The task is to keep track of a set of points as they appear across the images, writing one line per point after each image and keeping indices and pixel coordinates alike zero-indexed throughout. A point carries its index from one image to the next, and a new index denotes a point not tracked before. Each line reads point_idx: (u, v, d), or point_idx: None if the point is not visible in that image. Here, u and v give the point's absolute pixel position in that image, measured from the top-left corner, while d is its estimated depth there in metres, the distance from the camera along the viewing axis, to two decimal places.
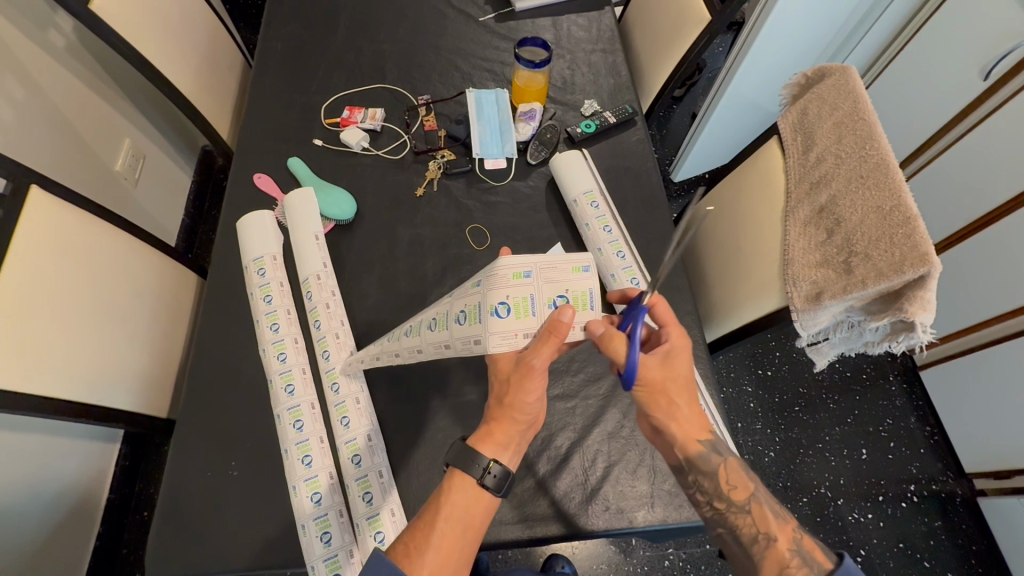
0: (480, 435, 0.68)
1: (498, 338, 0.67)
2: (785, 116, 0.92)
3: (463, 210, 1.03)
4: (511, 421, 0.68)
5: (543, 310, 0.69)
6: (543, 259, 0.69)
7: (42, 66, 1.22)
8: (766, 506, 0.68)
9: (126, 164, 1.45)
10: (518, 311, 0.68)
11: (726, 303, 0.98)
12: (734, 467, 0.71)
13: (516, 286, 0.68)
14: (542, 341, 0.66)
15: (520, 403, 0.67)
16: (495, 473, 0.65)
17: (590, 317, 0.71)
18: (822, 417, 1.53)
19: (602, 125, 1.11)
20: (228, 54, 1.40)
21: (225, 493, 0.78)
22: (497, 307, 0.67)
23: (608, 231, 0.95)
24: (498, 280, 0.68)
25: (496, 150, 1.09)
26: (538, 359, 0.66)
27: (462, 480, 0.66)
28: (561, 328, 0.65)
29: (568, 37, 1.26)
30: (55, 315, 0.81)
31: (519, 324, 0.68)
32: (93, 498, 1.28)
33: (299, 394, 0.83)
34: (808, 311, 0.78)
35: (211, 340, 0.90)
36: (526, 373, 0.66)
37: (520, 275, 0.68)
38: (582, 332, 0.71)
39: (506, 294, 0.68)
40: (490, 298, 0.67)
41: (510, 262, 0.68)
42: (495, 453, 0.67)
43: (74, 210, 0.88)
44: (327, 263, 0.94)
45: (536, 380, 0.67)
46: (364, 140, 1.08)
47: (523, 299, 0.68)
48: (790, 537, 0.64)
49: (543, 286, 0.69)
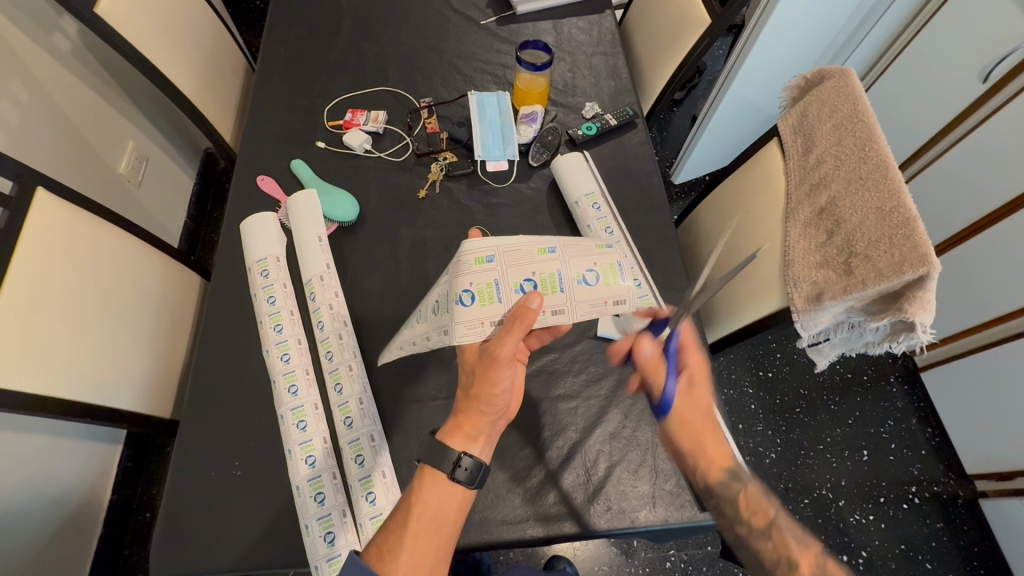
0: (449, 430, 0.68)
1: (463, 328, 0.69)
2: (786, 118, 0.92)
3: (465, 211, 1.04)
4: (479, 413, 0.68)
5: (510, 295, 0.70)
6: (510, 243, 0.71)
7: (47, 69, 1.23)
8: (788, 534, 0.72)
9: (130, 166, 1.46)
10: (546, 287, 0.71)
11: (726, 304, 0.98)
12: (753, 492, 0.76)
13: (480, 272, 0.70)
14: (506, 330, 0.66)
15: (487, 395, 0.67)
16: (466, 466, 0.65)
17: (562, 301, 0.71)
18: (823, 418, 1.53)
19: (603, 127, 1.12)
20: (231, 57, 1.41)
21: (228, 493, 0.78)
22: (523, 284, 0.70)
23: (609, 233, 0.96)
24: (524, 257, 0.71)
25: (497, 152, 1.09)
26: (502, 349, 0.66)
27: (433, 476, 0.66)
28: (526, 315, 0.65)
29: (569, 40, 1.27)
30: (61, 317, 0.82)
31: (484, 313, 0.69)
32: (95, 499, 1.28)
33: (302, 395, 0.84)
34: (808, 312, 0.79)
35: (214, 341, 0.91)
36: (491, 365, 0.66)
37: (545, 251, 0.72)
38: (556, 317, 0.71)
39: (532, 271, 0.71)
40: (513, 276, 0.70)
41: (473, 247, 0.70)
42: (465, 446, 0.67)
43: (79, 213, 0.88)
44: (330, 264, 0.95)
45: (503, 370, 0.66)
46: (366, 143, 1.09)
47: (548, 275, 0.71)
48: (812, 561, 0.68)
49: (507, 270, 0.70)
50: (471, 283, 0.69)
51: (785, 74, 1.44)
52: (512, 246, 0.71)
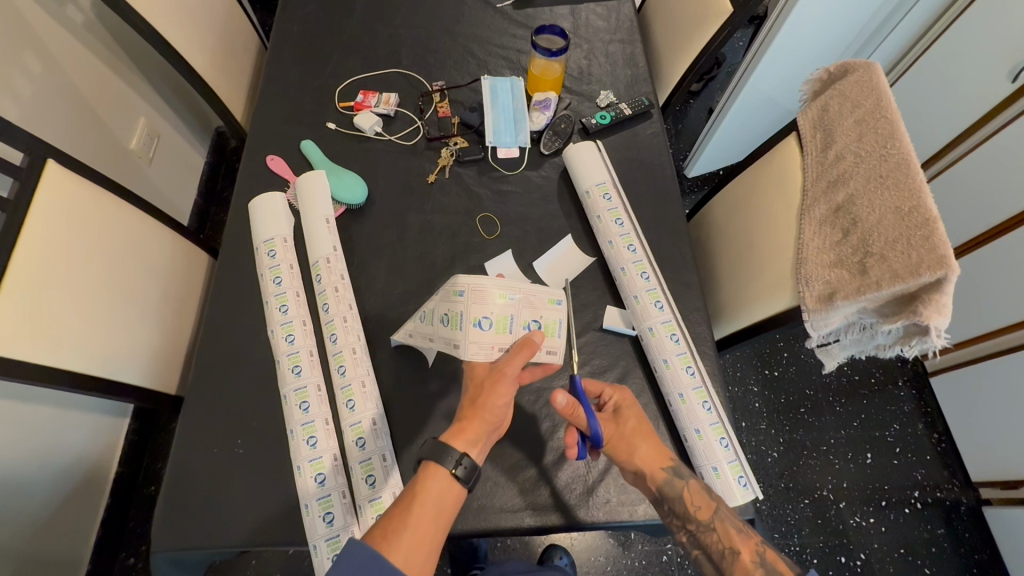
0: (451, 432, 0.67)
1: (475, 347, 0.74)
2: (805, 112, 0.90)
3: (474, 198, 1.03)
4: (481, 420, 0.68)
5: (518, 330, 0.76)
6: (531, 287, 0.77)
7: (61, 43, 1.23)
8: (729, 524, 0.72)
9: (141, 142, 1.46)
10: (547, 329, 0.78)
11: (734, 300, 0.96)
12: (696, 489, 0.74)
13: (499, 305, 0.75)
14: (516, 353, 0.71)
15: (491, 404, 0.69)
16: (465, 466, 0.65)
17: (557, 344, 0.78)
18: (827, 419, 1.53)
19: (617, 117, 1.10)
20: (244, 36, 1.40)
21: (230, 470, 0.79)
22: (529, 323, 0.77)
23: (632, 250, 0.92)
24: (535, 301, 0.77)
25: (509, 139, 1.07)
26: (509, 367, 0.70)
27: (435, 471, 0.65)
28: (534, 346, 0.71)
29: (586, 27, 1.25)
30: (68, 292, 0.82)
31: (497, 339, 0.75)
32: (103, 469, 1.31)
33: (306, 375, 0.83)
34: (820, 311, 0.78)
35: (220, 320, 0.91)
36: (497, 379, 0.69)
37: (553, 301, 0.78)
38: (549, 356, 0.77)
39: (540, 315, 0.77)
40: (524, 315, 0.76)
41: (497, 284, 0.75)
42: (465, 448, 0.67)
43: (88, 187, 0.88)
44: (337, 247, 0.94)
45: (507, 387, 0.69)
46: (377, 125, 1.07)
47: (553, 321, 0.77)
48: (753, 550, 0.69)
49: (522, 310, 0.76)
50: (491, 312, 0.74)
51: (806, 69, 1.41)
52: (531, 289, 0.77)
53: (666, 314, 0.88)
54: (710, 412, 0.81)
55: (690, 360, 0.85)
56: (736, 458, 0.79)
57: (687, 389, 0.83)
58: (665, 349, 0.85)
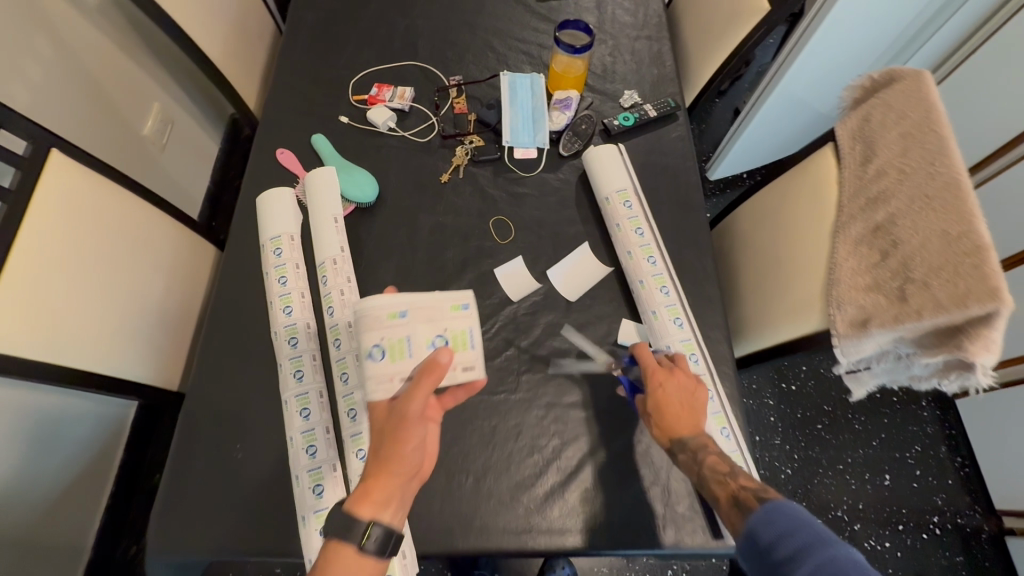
0: (357, 497, 0.60)
1: (372, 384, 0.64)
2: (845, 122, 0.84)
3: (488, 200, 0.99)
4: (388, 476, 0.61)
5: (422, 349, 0.65)
6: (423, 296, 0.66)
7: (74, 25, 1.21)
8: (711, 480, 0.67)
9: (154, 128, 1.44)
10: (458, 342, 0.67)
11: (757, 318, 0.91)
12: (684, 460, 0.70)
13: (389, 327, 0.64)
14: (415, 386, 0.61)
15: (396, 455, 0.61)
16: (374, 537, 0.59)
17: (474, 357, 0.67)
18: (845, 437, 1.47)
19: (641, 119, 1.06)
20: (260, 23, 1.37)
21: (228, 476, 0.77)
22: (433, 340, 0.66)
23: (652, 262, 0.87)
24: (435, 312, 0.66)
25: (527, 139, 1.03)
26: (409, 409, 0.61)
27: (341, 548, 0.59)
28: (437, 369, 0.61)
29: (612, 21, 1.20)
30: (70, 286, 0.80)
31: (395, 369, 0.64)
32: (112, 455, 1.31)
33: (308, 381, 0.81)
34: (852, 338, 0.73)
35: (223, 318, 0.88)
36: (399, 424, 0.61)
37: (459, 306, 0.68)
38: (468, 373, 0.67)
39: (444, 327, 0.67)
40: (425, 332, 0.66)
41: (381, 302, 0.65)
42: (374, 513, 0.60)
43: (93, 177, 0.86)
44: (345, 247, 0.90)
45: (413, 429, 0.61)
46: (390, 120, 1.04)
47: (461, 331, 0.67)
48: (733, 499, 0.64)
49: (420, 325, 0.65)
50: (382, 338, 0.64)
51: (841, 73, 1.34)
52: (425, 300, 0.66)
53: (686, 332, 0.83)
54: (729, 439, 0.78)
55: (710, 383, 0.81)
56: None
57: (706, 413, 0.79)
58: None
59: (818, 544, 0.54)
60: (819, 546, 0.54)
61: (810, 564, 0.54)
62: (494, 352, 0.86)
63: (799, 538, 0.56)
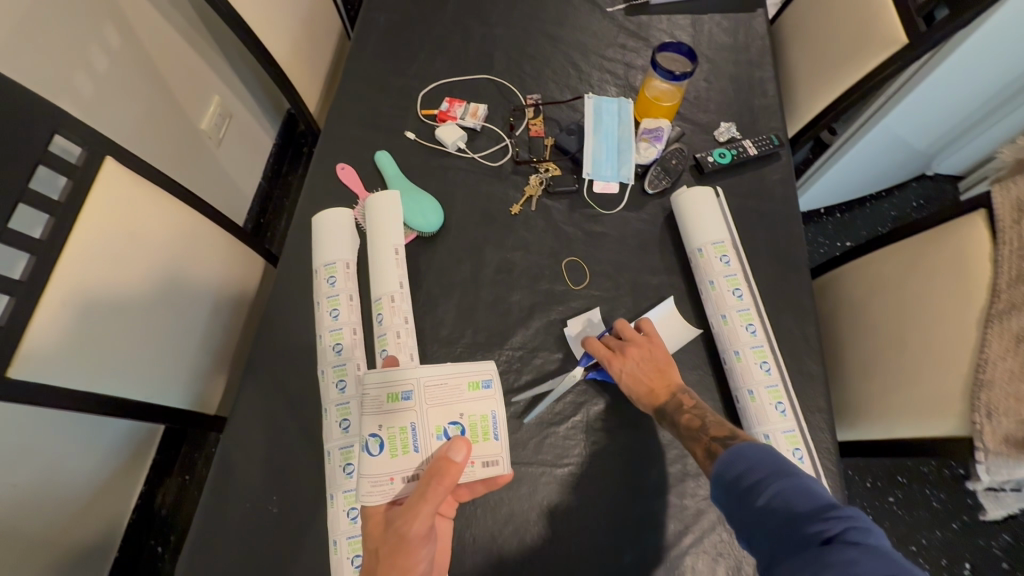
0: None
1: (370, 484, 0.59)
2: (1010, 187, 0.70)
3: (562, 237, 0.89)
4: None
5: (431, 441, 0.61)
6: (433, 376, 0.64)
7: (143, 16, 1.17)
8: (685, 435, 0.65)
9: (212, 122, 1.40)
10: (476, 431, 0.63)
11: (865, 405, 0.79)
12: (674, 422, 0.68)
13: (394, 411, 0.61)
14: (424, 491, 0.54)
15: None
16: None
17: (495, 449, 0.63)
18: (922, 516, 1.32)
19: (739, 156, 0.93)
20: (327, 22, 1.31)
21: (262, 530, 0.70)
22: (448, 427, 0.63)
23: (751, 331, 0.76)
24: (452, 393, 0.64)
25: (610, 172, 0.92)
26: (413, 527, 0.53)
27: None
28: (450, 470, 0.55)
29: (709, 42, 1.08)
30: (115, 307, 0.75)
31: (395, 465, 0.60)
32: (144, 449, 1.29)
33: (353, 433, 0.73)
34: (1004, 457, 0.61)
35: (269, 347, 0.81)
36: (400, 546, 0.54)
37: (478, 385, 0.65)
38: (487, 468, 0.62)
39: (460, 412, 0.63)
40: (437, 418, 0.62)
41: (389, 381, 0.62)
42: None
43: (146, 187, 0.80)
44: (404, 282, 0.82)
45: (418, 550, 0.54)
46: (460, 140, 0.95)
47: (480, 418, 0.63)
48: (706, 449, 0.62)
49: (429, 411, 0.62)
50: (382, 428, 0.61)
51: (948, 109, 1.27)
52: (438, 381, 0.64)
53: (789, 421, 0.71)
54: None
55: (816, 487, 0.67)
56: None
57: None
58: None
59: (787, 474, 0.53)
60: (789, 473, 0.53)
61: (781, 486, 0.52)
62: (560, 416, 0.76)
63: (768, 465, 0.54)
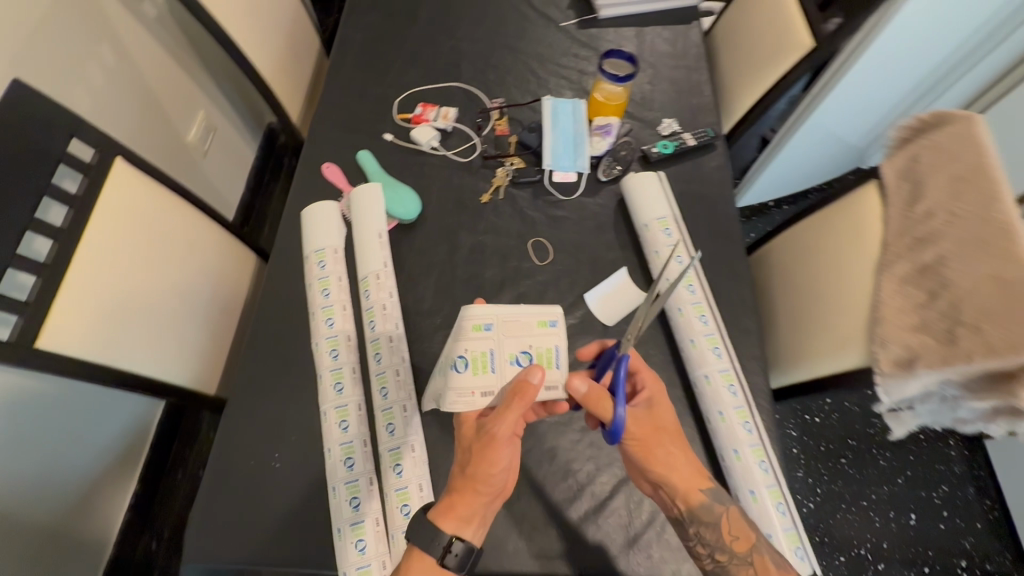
0: (442, 509, 0.62)
1: (455, 396, 0.64)
2: (892, 160, 0.84)
3: (527, 221, 1.00)
4: (473, 493, 0.61)
5: (505, 366, 0.65)
6: (511, 311, 0.67)
7: (134, 37, 1.26)
8: (768, 557, 0.69)
9: (198, 135, 1.49)
10: (543, 361, 0.67)
11: (792, 353, 0.92)
12: (735, 515, 0.71)
13: (476, 339, 0.65)
14: (506, 407, 0.61)
15: (485, 474, 0.61)
16: (456, 552, 0.59)
17: (558, 377, 0.67)
18: (870, 473, 1.45)
19: (680, 147, 1.07)
20: (307, 40, 1.41)
21: (267, 484, 0.78)
22: (518, 356, 0.66)
23: (692, 291, 0.89)
24: (524, 327, 0.67)
25: (567, 162, 1.04)
26: (499, 428, 0.60)
27: (421, 557, 0.60)
28: (526, 391, 0.60)
29: (651, 51, 1.22)
30: (128, 293, 0.83)
31: (477, 382, 0.65)
32: (145, 424, 1.34)
33: (347, 394, 0.82)
34: (895, 377, 0.73)
35: (266, 326, 0.90)
36: (489, 444, 0.61)
37: (546, 323, 0.68)
38: (554, 392, 0.67)
39: (530, 343, 0.67)
40: (512, 347, 0.66)
41: (473, 314, 0.66)
42: (457, 528, 0.61)
43: (152, 187, 0.89)
44: (388, 263, 0.92)
45: (501, 450, 0.61)
46: (434, 140, 1.06)
47: (547, 349, 0.67)
48: None
49: (505, 341, 0.66)
50: (466, 350, 0.65)
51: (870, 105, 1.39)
52: (513, 315, 0.67)
53: (724, 362, 0.84)
54: (767, 474, 0.76)
55: (747, 415, 0.80)
56: (793, 526, 0.74)
57: (743, 446, 0.78)
58: (722, 401, 0.81)
59: None
60: None
61: None
62: None
63: None
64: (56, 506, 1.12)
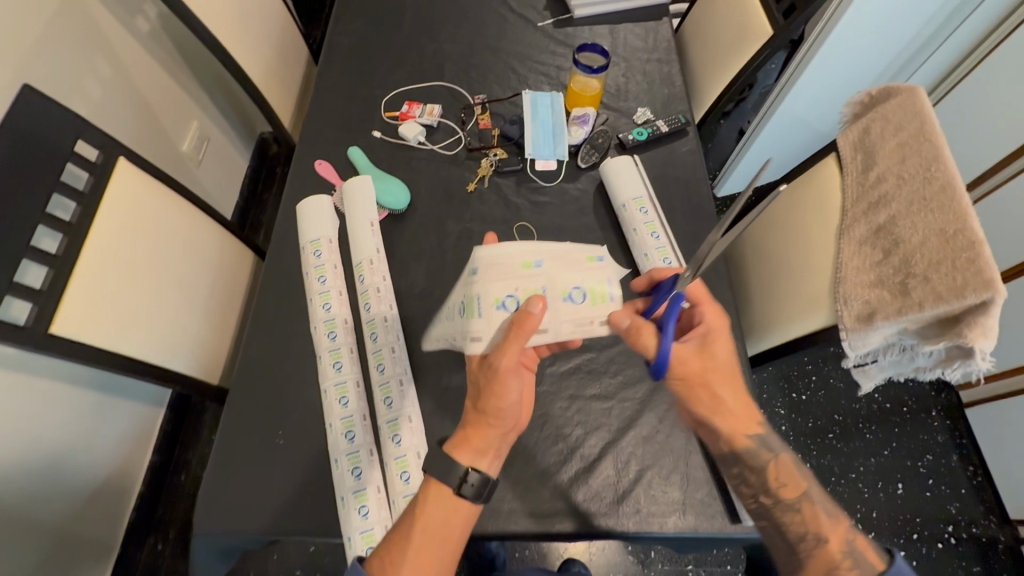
0: (457, 441, 0.67)
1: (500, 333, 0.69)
2: (846, 134, 0.90)
3: (512, 208, 1.06)
4: (488, 426, 0.67)
5: (557, 301, 0.71)
6: (559, 250, 0.73)
7: (129, 50, 1.31)
8: (819, 507, 0.66)
9: (192, 144, 1.54)
10: (595, 296, 0.72)
11: (765, 320, 0.97)
12: (785, 463, 0.70)
13: (526, 276, 0.71)
14: (508, 341, 0.65)
15: (496, 407, 0.66)
16: (472, 482, 0.65)
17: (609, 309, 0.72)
18: (857, 446, 1.49)
19: (654, 133, 1.13)
20: (295, 48, 1.47)
21: (271, 459, 0.82)
22: (572, 291, 0.71)
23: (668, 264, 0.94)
24: (573, 265, 0.72)
25: (547, 152, 1.10)
26: (502, 362, 0.65)
27: (438, 492, 0.65)
28: (527, 321, 0.65)
29: (625, 46, 1.29)
30: (131, 284, 0.87)
31: None
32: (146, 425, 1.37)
33: (346, 371, 0.86)
34: (858, 330, 0.78)
35: (265, 314, 0.94)
36: (495, 378, 0.65)
37: (593, 259, 0.74)
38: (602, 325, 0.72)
39: (581, 280, 0.72)
40: (563, 283, 0.71)
41: (523, 252, 0.71)
42: (472, 459, 0.66)
43: (152, 184, 0.94)
44: (380, 249, 0.97)
45: (507, 382, 0.65)
46: (420, 135, 1.12)
47: (599, 284, 0.72)
48: (842, 538, 0.63)
49: (558, 276, 0.71)
50: (518, 288, 0.70)
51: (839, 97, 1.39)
52: (564, 253, 0.73)
53: None
54: None
55: None
56: None
57: None
58: None
59: None
60: None
61: None
62: None
63: None
64: (64, 504, 1.15)
